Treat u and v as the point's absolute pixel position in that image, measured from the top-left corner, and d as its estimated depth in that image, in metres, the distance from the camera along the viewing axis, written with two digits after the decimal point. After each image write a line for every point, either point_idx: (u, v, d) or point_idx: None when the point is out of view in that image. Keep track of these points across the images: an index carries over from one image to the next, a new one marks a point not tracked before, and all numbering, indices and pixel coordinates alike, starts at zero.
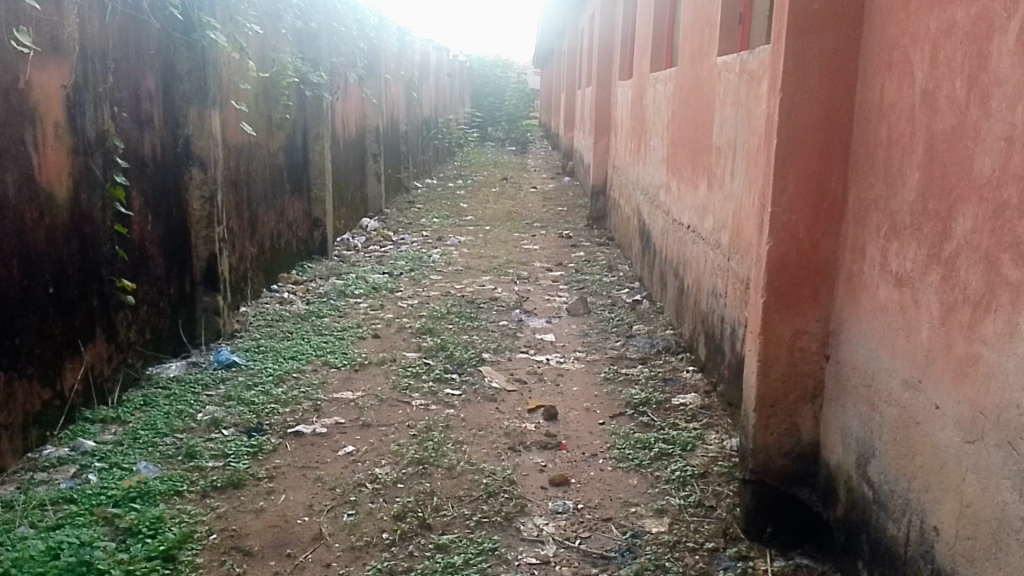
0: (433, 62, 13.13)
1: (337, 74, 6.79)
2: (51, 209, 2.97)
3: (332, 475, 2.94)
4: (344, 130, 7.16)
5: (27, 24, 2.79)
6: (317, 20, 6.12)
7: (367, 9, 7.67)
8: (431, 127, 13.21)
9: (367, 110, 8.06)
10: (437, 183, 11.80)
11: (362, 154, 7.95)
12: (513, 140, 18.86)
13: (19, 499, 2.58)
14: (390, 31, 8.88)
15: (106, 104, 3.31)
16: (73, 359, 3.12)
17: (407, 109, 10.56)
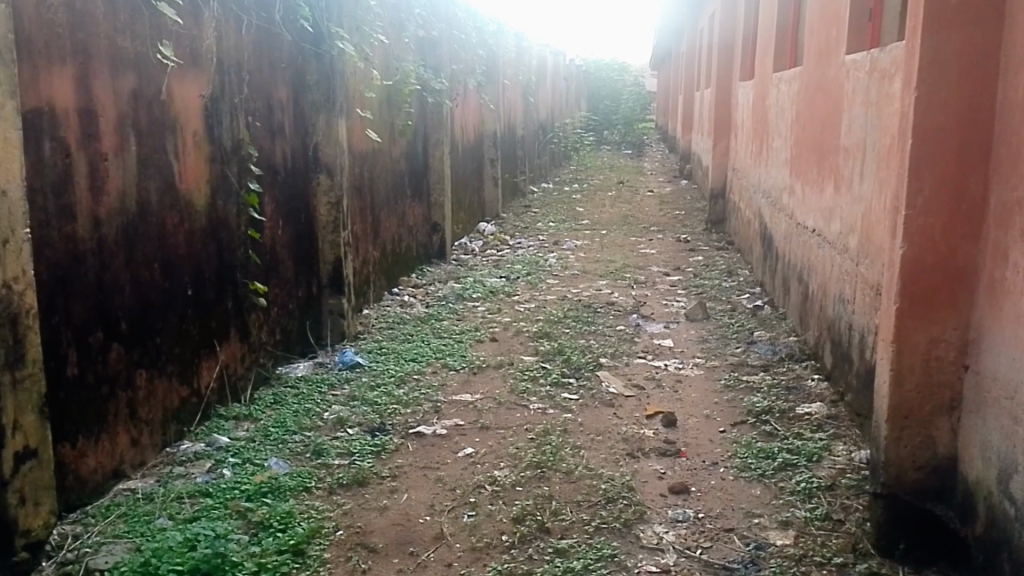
0: (550, 66, 13.22)
1: (457, 81, 6.92)
2: (190, 214, 3.14)
3: (452, 477, 2.98)
4: (463, 135, 7.30)
5: (169, 38, 2.96)
6: (437, 29, 6.27)
7: (485, 16, 7.80)
8: (548, 132, 13.26)
9: (486, 115, 8.19)
10: (553, 188, 11.84)
11: (480, 160, 8.08)
12: (628, 144, 18.71)
13: (159, 491, 2.72)
14: (507, 37, 9.00)
15: (241, 114, 3.47)
16: (209, 358, 3.28)
17: (524, 114, 10.66)
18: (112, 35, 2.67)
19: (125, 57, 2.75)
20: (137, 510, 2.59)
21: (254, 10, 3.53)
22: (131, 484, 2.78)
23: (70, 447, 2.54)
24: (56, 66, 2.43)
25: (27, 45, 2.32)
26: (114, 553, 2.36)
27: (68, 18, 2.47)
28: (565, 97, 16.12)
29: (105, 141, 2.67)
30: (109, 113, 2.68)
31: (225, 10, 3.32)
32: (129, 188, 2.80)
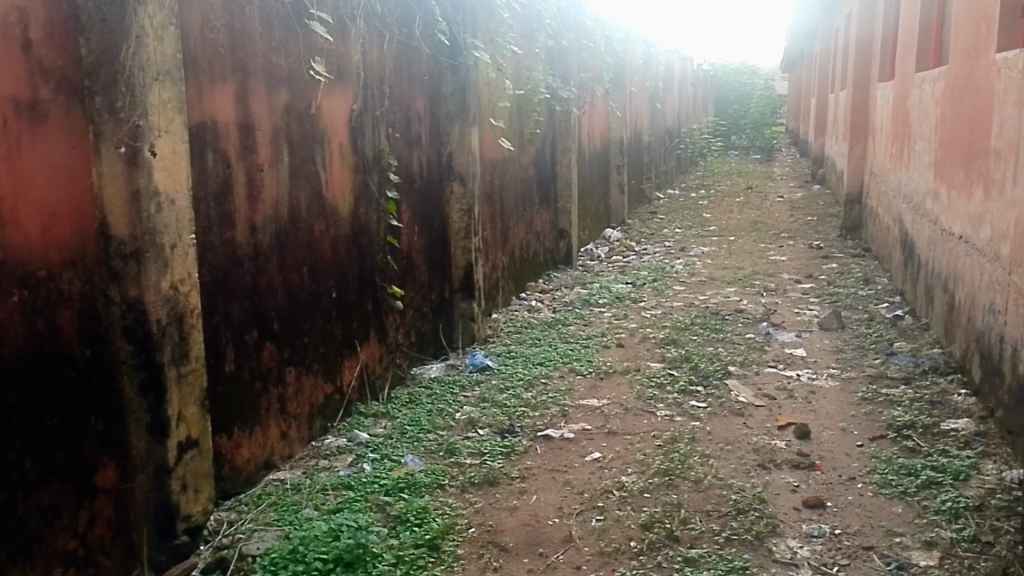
0: (678, 72, 13.08)
1: (585, 89, 6.98)
2: (335, 221, 3.30)
3: (581, 480, 3.01)
4: (591, 142, 7.34)
5: (319, 55, 3.14)
6: (567, 38, 6.35)
7: (613, 24, 7.83)
8: (674, 138, 13.11)
9: (613, 122, 8.20)
10: (680, 194, 11.70)
11: (606, 166, 8.10)
12: (757, 148, 18.21)
13: (305, 483, 2.87)
14: (635, 44, 8.99)
15: (383, 126, 3.64)
16: (350, 358, 3.45)
17: (650, 120, 10.60)
18: (267, 53, 2.86)
19: (280, 74, 2.93)
20: (286, 500, 2.75)
21: (395, 26, 3.69)
22: (280, 475, 2.95)
23: (228, 438, 2.73)
24: (218, 83, 2.62)
25: (193, 65, 2.51)
26: (265, 540, 2.51)
27: (230, 40, 2.67)
28: (692, 101, 15.87)
29: (260, 152, 2.85)
30: (263, 127, 2.86)
31: (369, 27, 3.48)
32: (281, 196, 2.98)
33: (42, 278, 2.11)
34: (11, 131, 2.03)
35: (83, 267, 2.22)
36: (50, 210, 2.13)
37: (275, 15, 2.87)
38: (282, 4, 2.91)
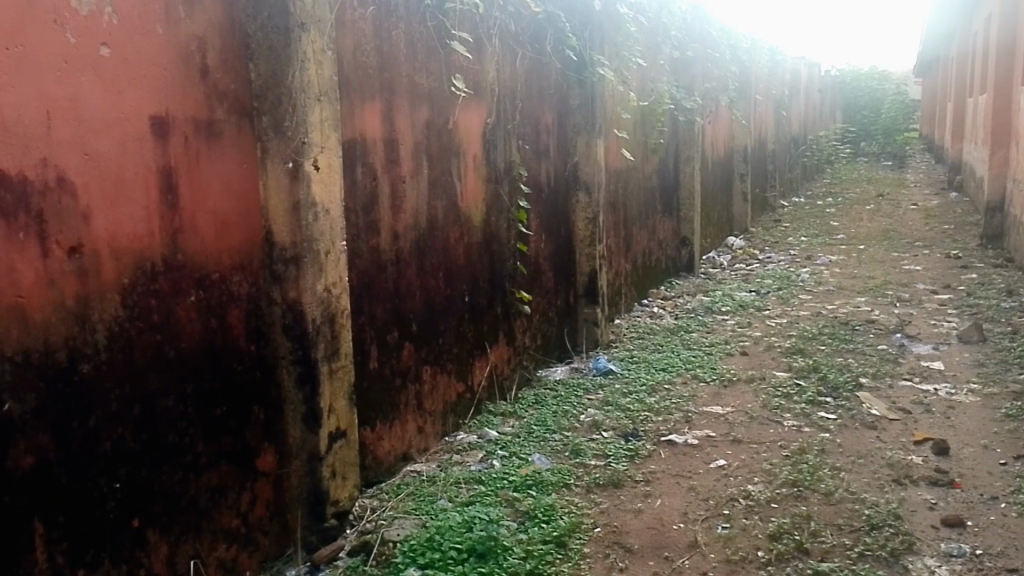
0: (805, 78, 12.78)
1: (710, 98, 6.97)
2: (469, 229, 3.48)
3: (706, 487, 3.04)
4: (714, 151, 7.31)
5: (457, 73, 3.34)
6: (692, 49, 6.38)
7: (739, 33, 7.78)
8: (799, 144, 12.78)
9: (737, 131, 8.13)
10: (805, 202, 11.41)
11: (730, 175, 8.04)
12: (888, 154, 17.47)
13: (440, 475, 3.04)
14: (761, 52, 8.88)
15: (514, 139, 3.80)
16: (481, 359, 3.62)
17: (775, 127, 10.41)
18: (411, 73, 3.07)
19: (421, 92, 3.14)
20: (423, 490, 2.92)
21: (527, 43, 3.87)
22: (417, 466, 3.14)
23: (371, 430, 2.93)
24: (367, 102, 2.84)
25: (346, 85, 2.73)
26: (404, 527, 2.68)
27: (378, 62, 2.89)
28: (819, 107, 15.40)
29: (403, 165, 3.05)
30: (406, 141, 3.06)
31: (503, 46, 3.67)
32: (421, 207, 3.17)
33: (215, 280, 2.38)
34: (192, 149, 2.30)
35: (250, 270, 2.48)
36: (223, 219, 2.39)
37: (418, 37, 3.08)
38: (425, 27, 3.13)
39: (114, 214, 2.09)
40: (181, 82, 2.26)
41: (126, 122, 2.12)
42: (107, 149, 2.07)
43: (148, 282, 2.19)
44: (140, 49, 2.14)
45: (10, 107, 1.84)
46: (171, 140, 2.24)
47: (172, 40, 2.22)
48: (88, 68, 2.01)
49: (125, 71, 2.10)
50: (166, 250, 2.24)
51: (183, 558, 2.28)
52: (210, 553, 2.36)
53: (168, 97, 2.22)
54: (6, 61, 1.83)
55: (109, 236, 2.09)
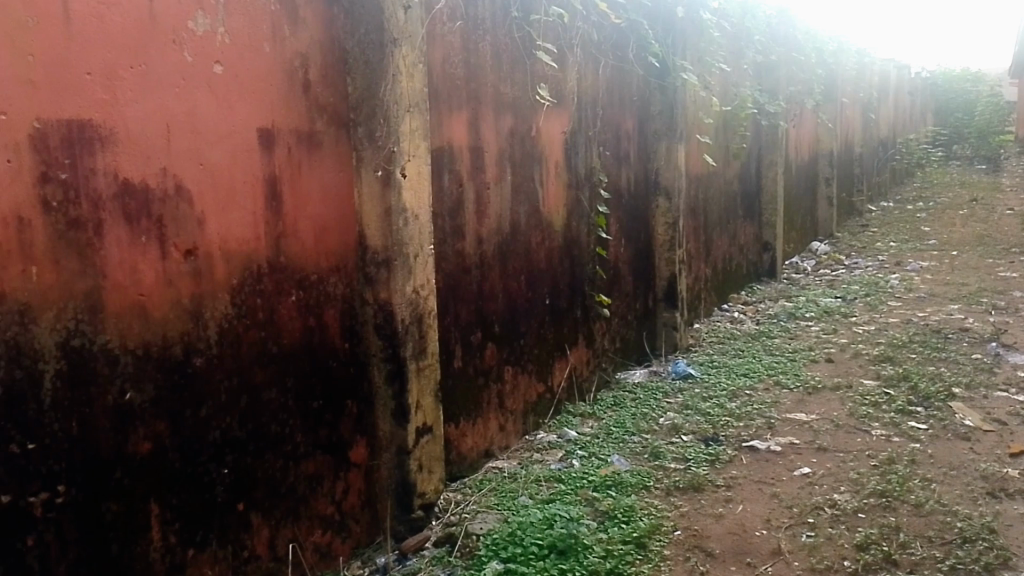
0: (894, 80, 12.42)
1: (794, 102, 6.88)
2: (550, 234, 3.58)
3: (789, 495, 3.04)
4: (798, 155, 7.22)
5: (541, 83, 3.45)
6: (776, 53, 6.32)
7: (825, 36, 7.65)
8: (888, 147, 12.42)
9: (823, 134, 7.99)
10: (895, 206, 11.08)
11: (814, 179, 7.91)
12: (985, 157, 16.75)
13: (521, 472, 3.14)
14: (848, 54, 8.70)
15: (595, 145, 3.88)
16: (560, 360, 3.71)
17: (863, 130, 10.16)
18: (496, 83, 3.19)
19: (506, 101, 3.25)
20: (505, 487, 3.02)
21: (609, 51, 3.96)
22: (498, 463, 3.24)
23: (455, 427, 3.06)
24: (454, 112, 2.96)
25: (435, 96, 2.86)
26: (487, 521, 2.78)
27: (465, 73, 3.01)
28: (910, 109, 14.92)
29: (488, 172, 3.16)
30: (491, 149, 3.18)
31: (586, 55, 3.77)
32: (504, 212, 3.28)
33: (314, 281, 2.53)
34: (294, 159, 2.46)
35: (345, 273, 2.62)
36: (322, 224, 2.54)
37: (503, 48, 3.20)
38: (511, 39, 3.25)
39: (225, 220, 2.26)
40: (286, 96, 2.42)
41: (236, 134, 2.29)
42: (219, 160, 2.24)
43: (254, 283, 2.36)
44: (249, 67, 2.31)
45: (134, 122, 2.03)
46: (276, 151, 2.40)
47: (278, 57, 2.39)
48: (203, 85, 2.19)
49: (235, 87, 2.28)
50: (270, 253, 2.40)
51: (282, 542, 2.44)
52: (307, 537, 2.52)
53: (274, 111, 2.39)
54: (130, 80, 2.02)
55: (221, 240, 2.26)
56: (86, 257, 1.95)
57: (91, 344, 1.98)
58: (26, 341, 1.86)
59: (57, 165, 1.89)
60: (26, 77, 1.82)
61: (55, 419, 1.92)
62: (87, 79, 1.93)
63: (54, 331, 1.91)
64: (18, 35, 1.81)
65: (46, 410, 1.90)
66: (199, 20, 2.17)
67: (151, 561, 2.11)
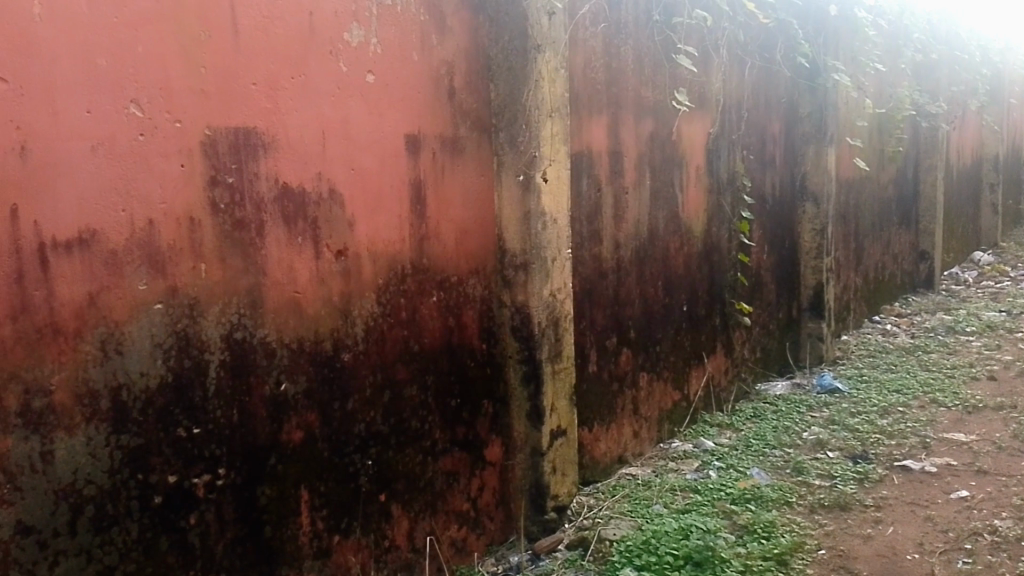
0: None
1: (956, 104, 6.46)
2: (689, 239, 3.52)
3: (944, 518, 2.84)
4: (960, 160, 6.76)
5: (683, 86, 3.41)
6: (937, 52, 5.96)
7: (992, 33, 7.14)
8: None
9: (989, 138, 7.45)
10: None
11: (978, 186, 7.38)
12: None
13: (656, 480, 3.10)
14: (1018, 53, 8.07)
15: (739, 149, 3.78)
16: (697, 368, 3.65)
17: None
18: (637, 87, 3.17)
19: (647, 105, 3.23)
20: (639, 494, 2.99)
21: (755, 53, 3.87)
22: (632, 470, 3.22)
23: (589, 431, 3.06)
24: (595, 116, 2.97)
25: (576, 100, 2.88)
26: (621, 527, 2.76)
27: (606, 77, 3.02)
28: None
29: (627, 176, 3.15)
30: (631, 153, 3.16)
31: (731, 56, 3.71)
32: (643, 216, 3.26)
33: (454, 283, 2.60)
34: (439, 163, 2.54)
35: (484, 275, 2.68)
36: (463, 227, 2.61)
37: (645, 52, 3.20)
38: (653, 42, 3.23)
39: (374, 222, 2.37)
40: (432, 102, 2.50)
41: (385, 140, 2.39)
42: (369, 164, 2.34)
43: (399, 283, 2.45)
44: (399, 75, 2.41)
45: (293, 129, 2.16)
46: (422, 156, 2.49)
47: (426, 66, 2.48)
48: (357, 93, 2.30)
49: (385, 95, 2.38)
50: (414, 254, 2.49)
51: (421, 534, 2.52)
52: (444, 531, 2.59)
53: (420, 117, 2.47)
54: (291, 89, 2.15)
55: (369, 241, 2.36)
56: (248, 255, 2.09)
57: (251, 337, 2.11)
58: (194, 333, 2.00)
59: (225, 169, 2.03)
60: (199, 87, 1.97)
61: (218, 406, 2.05)
62: (252, 88, 2.07)
63: (218, 324, 2.04)
64: (194, 49, 1.96)
65: (210, 397, 2.03)
66: (354, 31, 2.29)
67: (300, 544, 2.22)
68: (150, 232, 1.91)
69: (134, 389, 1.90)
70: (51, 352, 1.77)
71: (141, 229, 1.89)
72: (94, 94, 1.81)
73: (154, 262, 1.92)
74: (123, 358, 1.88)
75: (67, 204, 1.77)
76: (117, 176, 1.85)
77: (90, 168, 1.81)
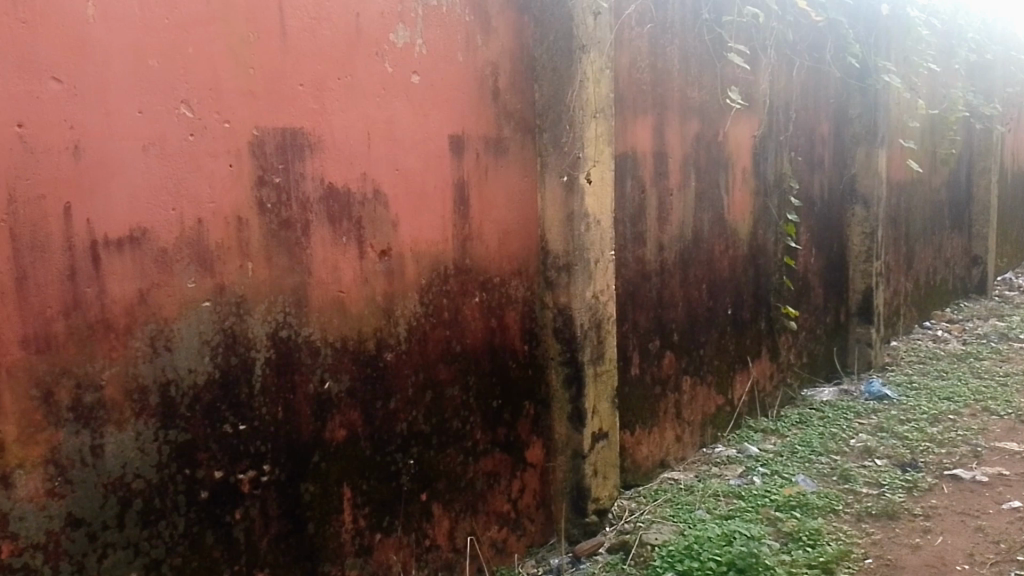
0: None
1: (1012, 105, 6.28)
2: (735, 241, 3.47)
3: (996, 529, 2.76)
4: (1015, 163, 6.57)
5: (731, 86, 3.37)
6: (993, 51, 5.81)
7: None
8: None
9: None
10: None
11: None
12: None
13: (698, 485, 3.06)
14: None
15: (786, 150, 3.73)
16: (742, 373, 3.60)
17: None
18: (683, 88, 3.14)
19: (693, 105, 3.19)
20: (681, 499, 2.95)
21: (805, 52, 3.81)
22: (674, 474, 3.18)
23: (630, 434, 3.04)
24: (640, 117, 2.95)
25: (621, 101, 2.86)
26: (662, 532, 2.72)
27: (652, 77, 2.99)
28: None
29: (672, 178, 3.12)
30: (676, 155, 3.13)
31: (779, 56, 3.66)
32: (688, 218, 3.22)
33: (496, 283, 2.60)
34: (483, 164, 2.54)
35: (527, 276, 2.68)
36: (506, 228, 2.61)
37: (692, 51, 3.16)
38: (699, 41, 3.20)
39: (417, 222, 2.38)
40: (476, 103, 2.50)
41: (430, 140, 2.40)
42: (413, 165, 2.35)
43: (442, 284, 2.45)
44: (444, 76, 2.42)
45: (339, 129, 2.18)
46: (465, 156, 2.49)
47: (470, 67, 2.48)
48: (402, 94, 2.32)
49: (430, 96, 2.39)
50: (457, 255, 2.49)
51: (462, 534, 2.52)
52: (484, 532, 2.59)
53: (465, 118, 2.48)
54: (337, 90, 2.17)
55: (412, 242, 2.37)
56: (294, 255, 2.11)
57: (296, 335, 2.13)
58: (241, 331, 2.03)
59: (272, 170, 2.05)
60: (248, 88, 2.00)
61: (263, 404, 2.07)
62: (299, 89, 2.09)
63: (264, 322, 2.07)
64: (244, 50, 1.99)
65: (256, 394, 2.06)
66: (400, 32, 2.30)
67: (342, 541, 2.24)
68: (199, 231, 1.94)
69: (182, 385, 1.94)
70: (102, 348, 1.81)
71: (190, 228, 1.92)
72: (145, 95, 1.84)
73: (202, 260, 1.95)
74: (172, 355, 1.92)
75: (119, 203, 1.81)
76: (167, 176, 1.88)
77: (140, 167, 1.84)
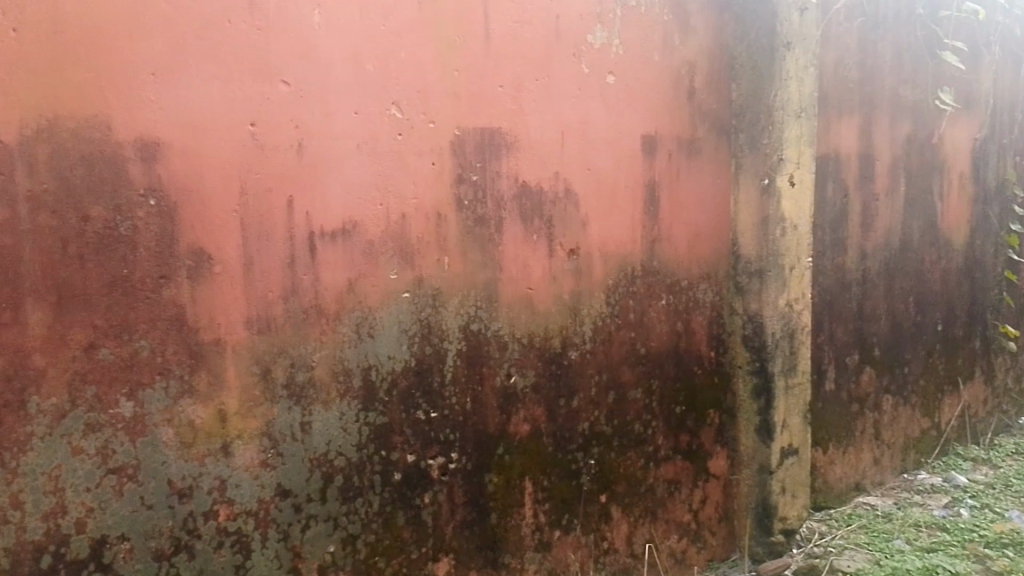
0: None
1: None
2: (948, 252, 3.20)
3: None
4: None
5: (948, 85, 3.12)
6: None
7: None
8: None
9: None
10: None
11: None
12: None
13: (897, 513, 2.84)
14: None
15: (1010, 155, 3.40)
16: (951, 395, 3.31)
17: None
18: (895, 86, 2.93)
19: (905, 105, 2.97)
20: (877, 526, 2.75)
21: None
22: (870, 499, 2.97)
23: (822, 452, 2.87)
24: (845, 117, 2.78)
25: (825, 100, 2.71)
26: (856, 559, 2.56)
27: (860, 75, 2.82)
28: None
29: (879, 182, 2.92)
30: (885, 157, 2.93)
31: (1006, 52, 3.34)
32: (895, 225, 3.00)
33: (684, 287, 2.54)
34: (675, 165, 2.49)
35: (716, 280, 2.60)
36: (696, 230, 2.54)
37: (906, 48, 2.95)
38: (915, 37, 2.98)
39: (607, 223, 2.37)
40: (671, 103, 2.46)
41: (623, 140, 2.38)
42: (606, 165, 2.35)
43: (629, 285, 2.43)
44: (641, 76, 2.39)
45: (535, 129, 2.22)
46: (658, 157, 2.46)
47: (667, 66, 2.44)
48: (597, 94, 2.32)
49: (625, 96, 2.37)
50: (646, 256, 2.46)
51: (640, 540, 2.49)
52: (663, 540, 2.54)
53: (659, 118, 2.44)
54: (535, 91, 2.21)
55: (601, 241, 2.36)
56: (488, 251, 2.17)
57: (486, 329, 2.19)
58: (436, 322, 2.11)
59: (470, 168, 2.12)
60: (452, 90, 2.07)
61: (454, 394, 2.15)
62: (499, 90, 2.15)
63: (458, 315, 2.14)
64: (450, 53, 2.06)
65: (447, 384, 2.14)
66: (598, 33, 2.30)
67: (523, 535, 2.27)
68: (403, 225, 2.03)
69: (382, 371, 2.04)
70: (315, 331, 1.94)
71: (395, 223, 2.02)
72: (360, 96, 1.95)
73: (404, 253, 2.04)
74: (374, 342, 2.03)
75: (333, 197, 1.94)
76: (376, 172, 1.99)
77: (353, 163, 1.96)
